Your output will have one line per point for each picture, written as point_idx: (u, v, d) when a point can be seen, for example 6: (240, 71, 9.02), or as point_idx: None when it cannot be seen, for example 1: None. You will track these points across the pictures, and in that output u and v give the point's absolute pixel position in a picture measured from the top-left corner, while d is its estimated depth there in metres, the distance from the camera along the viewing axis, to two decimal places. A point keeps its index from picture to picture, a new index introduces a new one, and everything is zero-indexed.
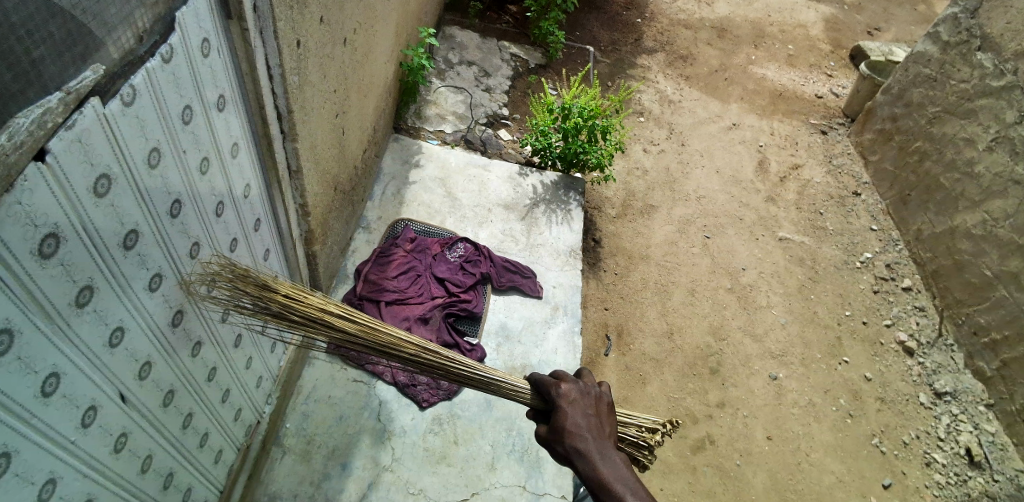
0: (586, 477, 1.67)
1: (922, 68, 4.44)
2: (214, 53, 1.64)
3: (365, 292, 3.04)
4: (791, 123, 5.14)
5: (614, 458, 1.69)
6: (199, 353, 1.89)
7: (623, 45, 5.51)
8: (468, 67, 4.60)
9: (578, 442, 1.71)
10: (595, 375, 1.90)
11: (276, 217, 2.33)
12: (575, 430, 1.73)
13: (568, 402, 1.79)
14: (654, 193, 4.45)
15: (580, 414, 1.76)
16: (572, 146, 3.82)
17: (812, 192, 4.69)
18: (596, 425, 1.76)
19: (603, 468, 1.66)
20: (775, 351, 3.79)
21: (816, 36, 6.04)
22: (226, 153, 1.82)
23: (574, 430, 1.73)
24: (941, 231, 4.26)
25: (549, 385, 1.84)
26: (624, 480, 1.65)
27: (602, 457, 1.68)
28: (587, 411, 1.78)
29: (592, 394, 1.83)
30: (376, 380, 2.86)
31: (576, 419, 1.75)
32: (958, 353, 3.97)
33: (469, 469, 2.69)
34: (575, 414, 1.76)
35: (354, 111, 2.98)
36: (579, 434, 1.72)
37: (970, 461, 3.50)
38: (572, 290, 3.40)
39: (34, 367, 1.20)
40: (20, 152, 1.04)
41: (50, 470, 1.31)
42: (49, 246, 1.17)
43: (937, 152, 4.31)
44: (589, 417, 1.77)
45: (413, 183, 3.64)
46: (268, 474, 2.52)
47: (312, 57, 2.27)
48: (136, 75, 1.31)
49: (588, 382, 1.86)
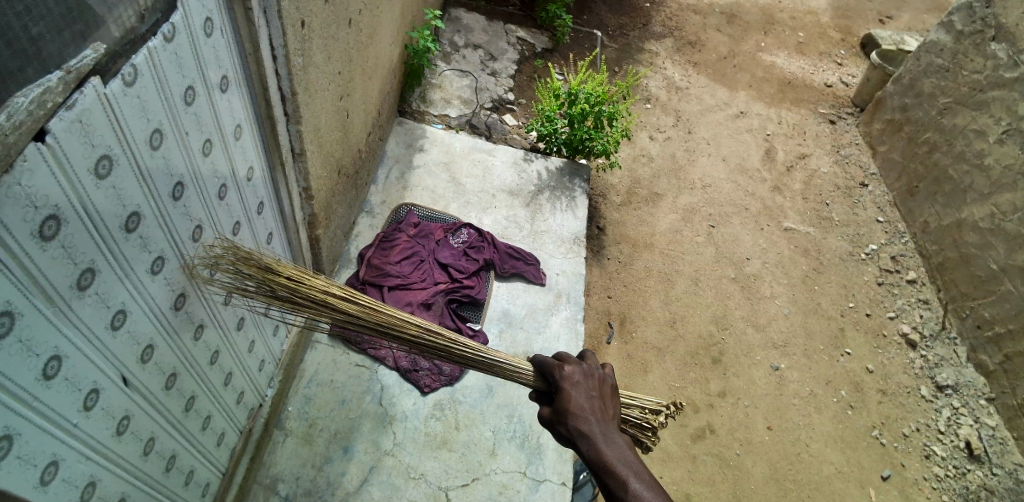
0: (588, 458, 1.66)
1: (934, 58, 4.38)
2: (218, 33, 1.61)
3: (368, 276, 3.03)
4: (799, 112, 5.09)
5: (618, 440, 1.68)
6: (202, 336, 1.89)
7: (631, 30, 5.45)
8: (474, 49, 4.54)
9: (581, 424, 1.70)
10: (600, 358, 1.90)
11: (279, 200, 2.31)
12: (578, 412, 1.72)
13: (571, 384, 1.78)
14: (659, 181, 4.41)
15: (583, 397, 1.76)
16: (577, 132, 3.77)
17: (819, 182, 4.65)
18: (599, 407, 1.75)
19: (606, 450, 1.65)
20: (777, 341, 3.78)
21: (827, 23, 5.95)
22: (229, 136, 1.80)
23: (577, 411, 1.72)
24: (948, 223, 4.22)
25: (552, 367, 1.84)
26: (627, 462, 1.64)
27: (605, 439, 1.68)
28: (591, 393, 1.77)
29: (595, 375, 1.82)
30: (378, 365, 2.86)
31: (579, 401, 1.74)
32: (961, 347, 3.96)
33: (470, 455, 2.70)
34: (578, 395, 1.75)
35: (359, 93, 2.95)
36: (582, 415, 1.71)
37: (970, 454, 3.50)
38: (575, 278, 3.39)
39: (35, 349, 1.20)
40: (19, 133, 1.03)
41: (52, 452, 1.31)
42: (50, 227, 1.15)
43: (947, 143, 4.26)
44: (593, 398, 1.76)
45: (417, 167, 3.62)
46: (270, 456, 2.53)
47: (316, 38, 2.24)
48: (138, 54, 1.29)
49: (591, 364, 1.86)
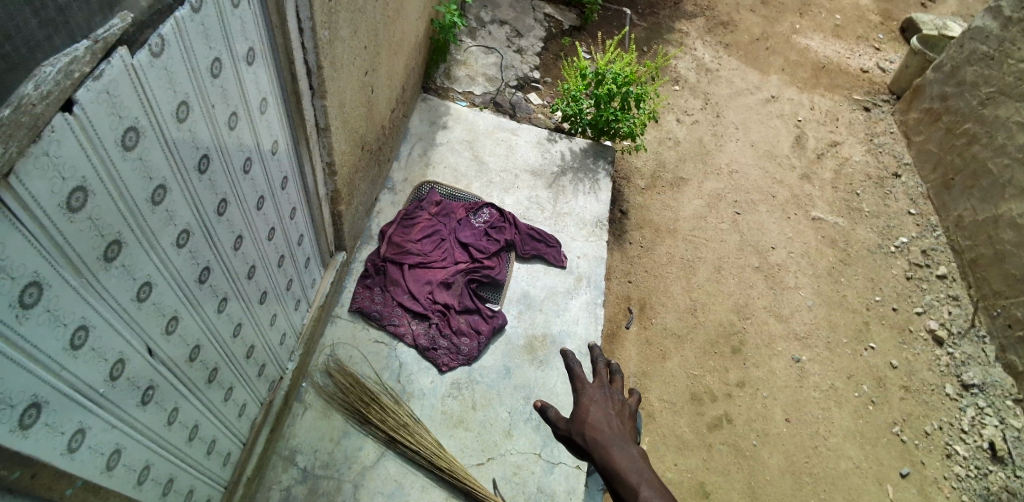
0: (602, 467, 1.70)
1: (979, 45, 4.19)
2: (245, 5, 1.59)
3: (389, 253, 3.06)
4: (833, 98, 4.94)
5: (631, 449, 1.71)
6: (225, 308, 1.90)
7: (661, 9, 5.30)
8: (501, 26, 4.46)
9: (597, 436, 1.74)
10: (623, 378, 1.91)
11: (303, 175, 2.30)
12: (595, 425, 1.76)
13: (591, 400, 1.82)
14: (685, 166, 4.33)
15: (601, 412, 1.79)
16: (603, 113, 3.69)
17: (849, 171, 4.52)
18: (616, 423, 1.78)
19: (619, 459, 1.68)
20: (799, 333, 3.72)
21: (867, 6, 5.73)
22: (255, 110, 1.78)
23: (593, 424, 1.76)
24: (983, 218, 4.08)
25: (572, 382, 1.87)
26: (639, 471, 1.67)
27: (620, 449, 1.71)
28: (610, 411, 1.80)
29: (617, 399, 1.85)
30: (397, 342, 2.87)
31: (596, 415, 1.78)
32: (990, 346, 3.85)
33: (486, 434, 2.72)
34: (596, 411, 1.79)
35: (384, 69, 2.91)
36: (599, 429, 1.75)
37: (993, 455, 3.41)
38: (596, 261, 3.35)
39: (64, 319, 1.21)
40: (47, 104, 1.02)
41: (80, 420, 1.33)
42: (77, 199, 1.15)
43: (987, 135, 4.09)
44: (611, 415, 1.79)
45: (440, 144, 3.59)
46: (289, 429, 2.58)
47: (343, 11, 2.20)
48: (165, 25, 1.27)
49: (614, 388, 1.88)
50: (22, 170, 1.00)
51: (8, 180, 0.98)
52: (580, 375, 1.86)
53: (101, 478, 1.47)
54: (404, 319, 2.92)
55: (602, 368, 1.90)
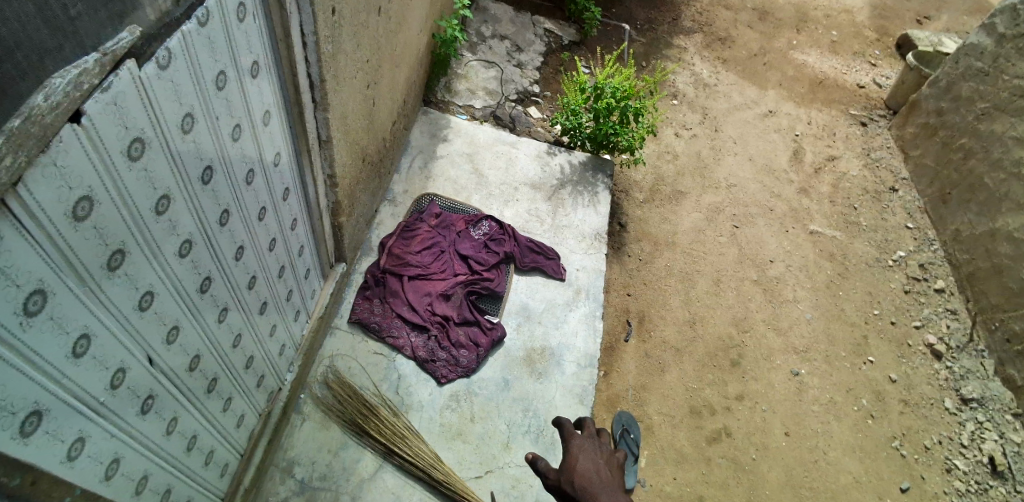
0: None
1: (974, 61, 4.24)
2: (250, 19, 1.61)
3: (388, 265, 3.07)
4: (830, 113, 4.98)
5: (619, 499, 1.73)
6: (225, 319, 1.91)
7: (660, 25, 5.37)
8: (501, 40, 4.51)
9: (586, 484, 1.76)
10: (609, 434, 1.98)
11: (305, 187, 2.32)
12: (584, 473, 1.79)
13: (579, 448, 1.86)
14: (683, 179, 4.35)
15: (590, 461, 1.83)
16: (602, 127, 3.72)
17: (847, 185, 4.55)
18: (604, 472, 1.81)
19: None
20: (798, 346, 3.73)
21: (863, 22, 5.79)
22: (258, 122, 1.80)
23: (582, 473, 1.78)
24: (981, 232, 4.10)
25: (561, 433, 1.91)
26: None
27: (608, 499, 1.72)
28: (598, 460, 1.84)
29: (604, 450, 1.91)
30: (396, 354, 2.88)
31: (585, 464, 1.82)
32: (988, 360, 3.85)
33: (484, 447, 2.71)
34: (585, 460, 1.82)
35: (385, 81, 2.95)
36: (588, 477, 1.78)
37: (993, 470, 3.41)
38: (595, 274, 3.36)
39: (67, 327, 1.22)
40: (56, 114, 1.04)
41: (80, 429, 1.33)
42: (83, 208, 1.17)
43: (983, 150, 4.13)
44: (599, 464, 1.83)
45: (441, 157, 3.61)
46: (288, 440, 2.58)
47: (346, 25, 2.23)
48: (173, 38, 1.29)
49: (601, 441, 1.94)
50: (29, 179, 1.02)
51: (16, 189, 1.00)
52: (569, 428, 1.92)
53: (99, 487, 1.47)
54: (403, 331, 2.92)
55: (589, 425, 1.97)
